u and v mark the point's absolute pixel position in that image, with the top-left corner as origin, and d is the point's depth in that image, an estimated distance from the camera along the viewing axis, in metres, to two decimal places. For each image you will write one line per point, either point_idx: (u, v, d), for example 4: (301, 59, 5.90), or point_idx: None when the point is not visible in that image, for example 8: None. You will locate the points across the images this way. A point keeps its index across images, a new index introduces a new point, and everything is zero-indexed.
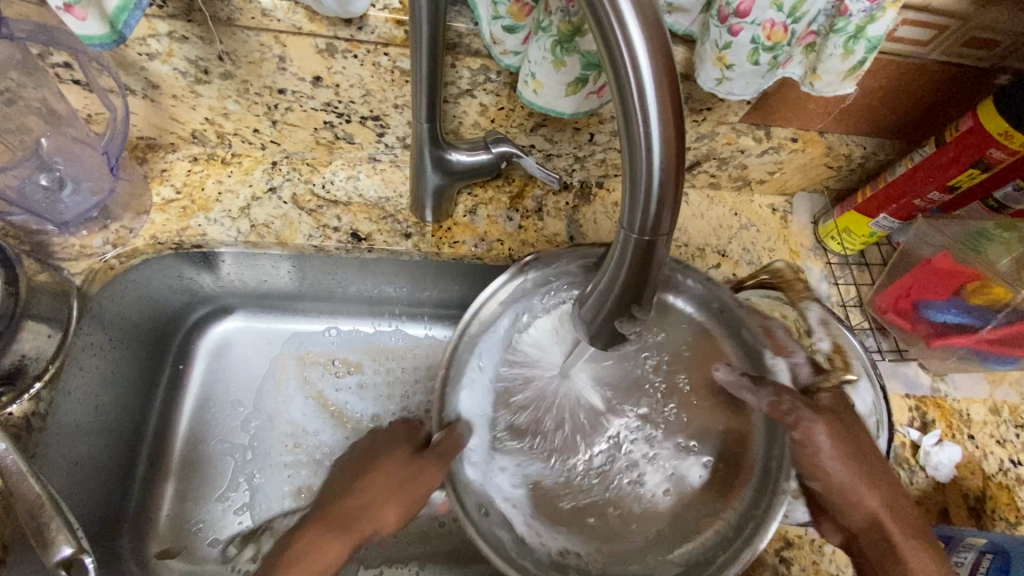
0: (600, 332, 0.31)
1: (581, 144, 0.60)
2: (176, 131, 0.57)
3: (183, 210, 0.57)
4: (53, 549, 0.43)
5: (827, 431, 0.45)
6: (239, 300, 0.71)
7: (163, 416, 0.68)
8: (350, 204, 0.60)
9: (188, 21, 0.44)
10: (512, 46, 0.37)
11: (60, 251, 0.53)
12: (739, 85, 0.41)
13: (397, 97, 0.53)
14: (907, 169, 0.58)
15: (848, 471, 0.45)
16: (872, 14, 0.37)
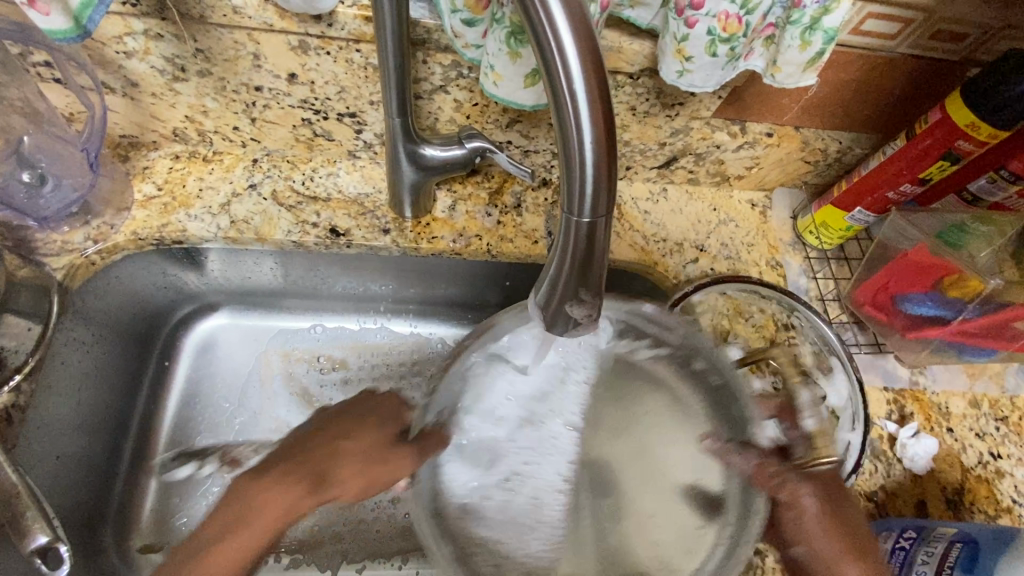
0: (553, 318, 0.32)
1: (557, 139, 0.61)
2: (156, 129, 0.58)
3: (164, 207, 0.58)
4: (28, 539, 0.44)
5: (812, 495, 0.47)
6: (224, 298, 0.72)
7: (148, 412, 0.69)
8: (329, 201, 0.61)
9: (162, 19, 0.45)
10: (473, 39, 0.38)
11: (43, 247, 0.54)
12: (700, 77, 0.42)
13: (372, 94, 0.53)
14: (879, 163, 0.59)
15: (832, 539, 0.46)
16: (825, 6, 0.37)
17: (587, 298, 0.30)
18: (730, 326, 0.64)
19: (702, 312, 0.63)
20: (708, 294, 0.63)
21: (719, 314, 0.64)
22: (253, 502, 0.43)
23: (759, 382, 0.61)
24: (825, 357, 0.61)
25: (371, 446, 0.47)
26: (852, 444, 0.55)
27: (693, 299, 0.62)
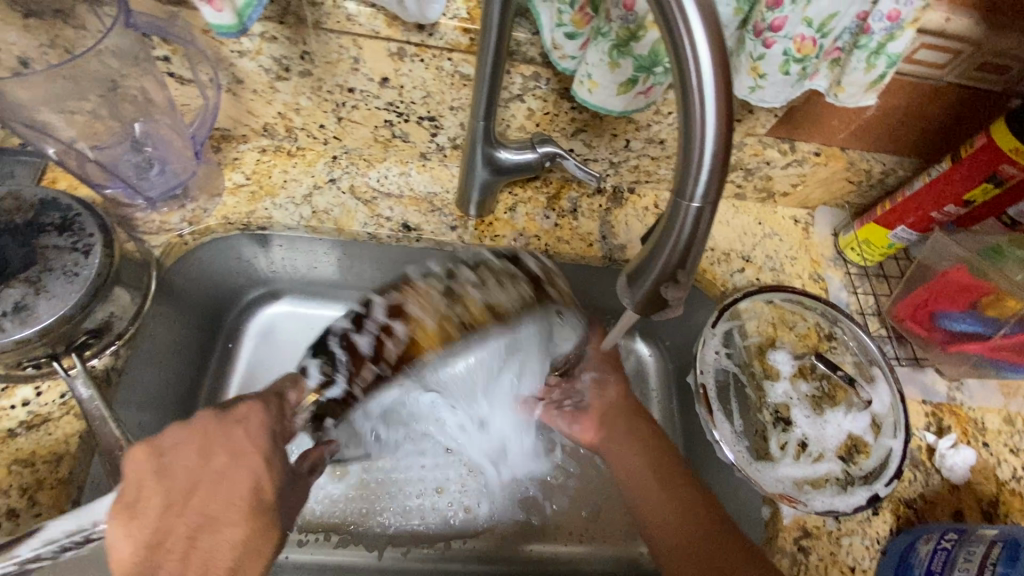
0: (646, 298, 0.35)
1: (616, 149, 0.65)
2: (250, 123, 0.63)
3: (252, 194, 0.63)
4: None
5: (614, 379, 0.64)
6: (288, 286, 0.76)
7: (213, 390, 0.72)
8: (401, 197, 0.66)
9: (280, 23, 0.50)
10: (570, 51, 0.42)
11: (143, 225, 0.59)
12: (770, 93, 0.45)
13: (454, 99, 0.58)
14: (925, 183, 0.62)
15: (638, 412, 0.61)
16: (892, 33, 0.41)
17: (682, 280, 0.34)
18: (776, 333, 0.67)
19: (747, 317, 0.67)
20: (754, 301, 0.66)
21: (765, 320, 0.67)
22: (247, 536, 0.36)
23: (805, 385, 0.65)
24: (866, 367, 0.63)
25: (248, 435, 0.40)
26: (894, 450, 0.57)
27: (741, 305, 0.66)
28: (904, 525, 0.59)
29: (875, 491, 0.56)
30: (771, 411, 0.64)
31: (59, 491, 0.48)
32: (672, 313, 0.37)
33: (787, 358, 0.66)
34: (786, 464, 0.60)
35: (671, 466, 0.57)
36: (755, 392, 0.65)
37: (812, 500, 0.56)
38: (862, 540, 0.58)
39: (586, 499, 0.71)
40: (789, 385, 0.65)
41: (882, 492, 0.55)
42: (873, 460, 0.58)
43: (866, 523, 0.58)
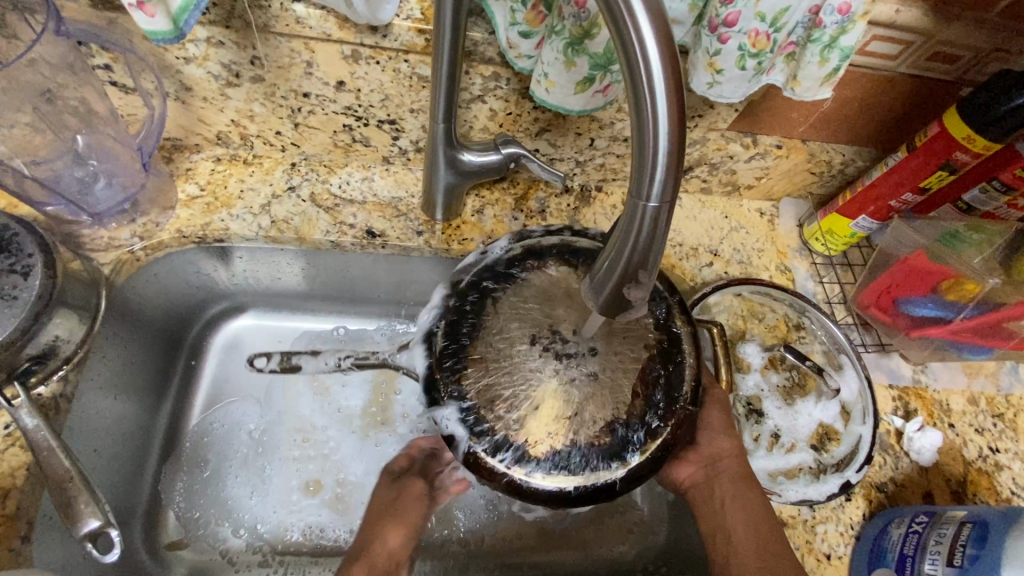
0: (609, 299, 0.35)
1: (581, 148, 0.64)
2: (202, 132, 0.60)
3: (207, 206, 0.60)
4: (81, 522, 0.45)
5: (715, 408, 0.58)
6: (252, 298, 0.73)
7: (176, 410, 0.69)
8: (365, 203, 0.64)
9: (226, 27, 0.48)
10: (526, 50, 0.42)
11: (90, 242, 0.56)
12: (728, 89, 0.46)
13: (414, 102, 0.57)
14: (883, 173, 0.63)
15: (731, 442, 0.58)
16: (843, 26, 0.41)
17: (643, 280, 0.33)
18: (746, 325, 0.67)
19: (717, 312, 0.67)
20: (724, 294, 0.67)
21: (734, 313, 0.67)
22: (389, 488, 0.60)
23: (775, 376, 0.65)
24: (834, 355, 0.64)
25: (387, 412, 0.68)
26: (864, 436, 0.59)
27: (710, 299, 0.66)
28: (877, 509, 0.59)
29: (846, 478, 0.57)
30: (744, 403, 0.64)
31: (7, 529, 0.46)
32: (637, 314, 0.36)
33: (757, 350, 0.66)
34: (761, 457, 0.61)
35: (775, 544, 0.52)
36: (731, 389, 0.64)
37: (786, 491, 0.58)
38: (836, 526, 0.58)
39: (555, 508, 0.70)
40: (759, 376, 0.65)
41: (852, 479, 0.57)
42: (843, 448, 0.60)
43: (839, 509, 0.59)
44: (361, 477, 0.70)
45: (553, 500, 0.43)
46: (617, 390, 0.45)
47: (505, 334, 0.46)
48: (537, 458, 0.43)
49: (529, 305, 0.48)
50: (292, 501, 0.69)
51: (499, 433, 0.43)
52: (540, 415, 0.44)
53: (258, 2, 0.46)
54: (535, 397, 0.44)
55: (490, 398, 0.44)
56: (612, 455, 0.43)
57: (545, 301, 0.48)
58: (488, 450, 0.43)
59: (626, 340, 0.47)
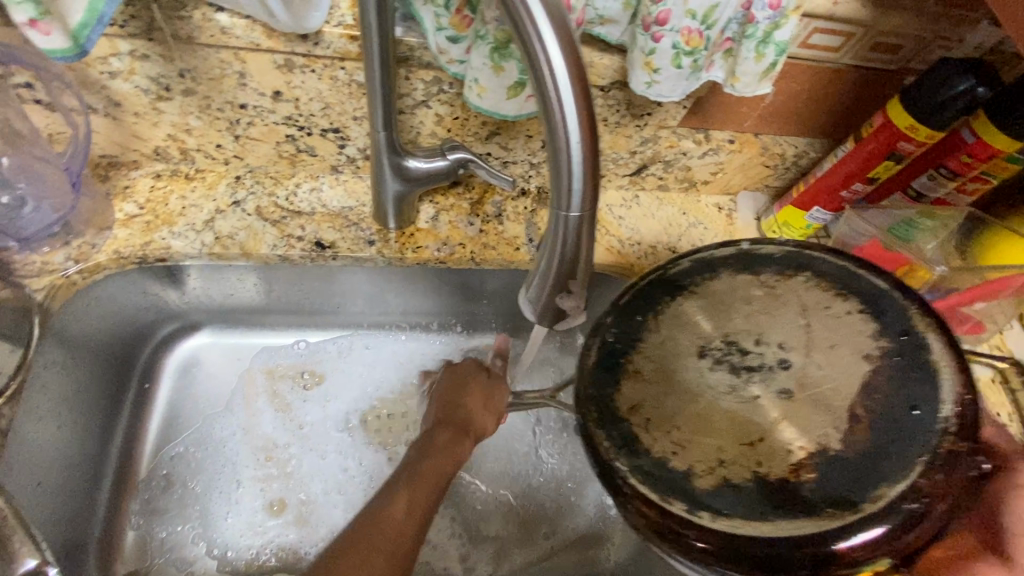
0: (543, 309, 0.34)
1: (534, 151, 0.63)
2: (138, 148, 0.58)
3: (146, 225, 0.58)
4: (18, 561, 0.43)
5: None
6: (206, 317, 0.70)
7: (128, 436, 0.66)
8: (313, 215, 0.62)
9: (148, 40, 0.46)
10: (457, 55, 0.41)
11: (21, 268, 0.54)
12: (667, 88, 0.45)
13: (356, 109, 0.55)
14: (833, 164, 0.63)
15: None
16: (776, 21, 0.41)
17: (575, 290, 0.33)
18: None
19: None
20: None
21: None
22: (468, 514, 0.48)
23: None
24: None
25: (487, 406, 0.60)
26: None
27: None
28: None
29: None
30: None
31: None
32: (576, 321, 0.36)
33: None
34: None
35: None
36: None
37: None
38: None
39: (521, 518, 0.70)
40: None
41: None
42: None
43: None
44: (320, 496, 0.69)
45: (739, 557, 0.34)
46: (824, 425, 0.38)
47: (674, 339, 0.42)
48: (702, 495, 0.36)
49: (701, 308, 0.44)
50: (257, 522, 0.67)
51: (654, 456, 0.38)
52: (709, 441, 0.38)
53: (179, 13, 0.44)
54: (706, 416, 0.39)
55: (646, 417, 0.40)
56: (814, 500, 0.35)
57: (720, 304, 0.43)
58: (638, 476, 0.37)
59: (842, 355, 0.40)
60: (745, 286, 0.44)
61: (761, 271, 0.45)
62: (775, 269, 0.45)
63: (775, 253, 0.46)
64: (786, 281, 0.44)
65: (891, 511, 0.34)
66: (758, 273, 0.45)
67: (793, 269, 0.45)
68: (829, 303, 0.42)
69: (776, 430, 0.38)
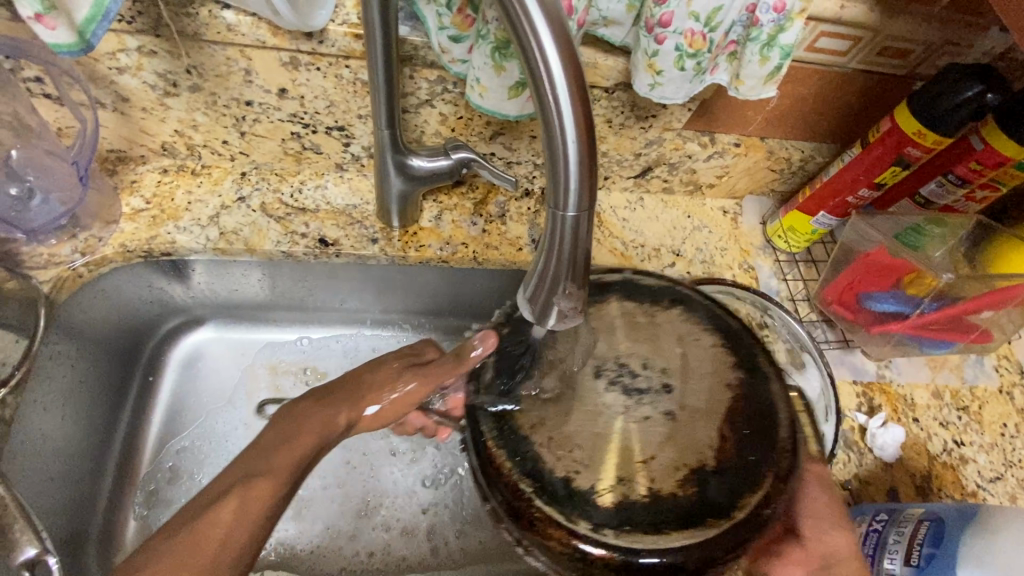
0: (540, 310, 0.34)
1: (538, 151, 0.63)
2: (145, 143, 0.59)
3: (152, 219, 0.59)
4: (17, 551, 0.44)
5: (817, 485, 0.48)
6: (210, 311, 0.71)
7: (131, 429, 0.67)
8: (318, 212, 0.63)
9: (156, 36, 0.47)
10: (459, 55, 0.41)
11: (28, 260, 0.55)
12: (670, 90, 0.45)
13: (361, 108, 0.55)
14: (840, 170, 0.63)
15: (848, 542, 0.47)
16: (781, 24, 0.41)
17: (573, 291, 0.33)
18: None
19: None
20: None
21: None
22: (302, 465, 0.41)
23: None
24: (798, 352, 0.65)
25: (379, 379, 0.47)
26: (826, 435, 0.58)
27: None
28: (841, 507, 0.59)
29: None
30: None
31: None
32: (573, 323, 0.36)
33: None
34: None
35: None
36: None
37: None
38: None
39: None
40: None
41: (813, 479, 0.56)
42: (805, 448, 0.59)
43: None
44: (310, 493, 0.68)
45: (629, 569, 0.36)
46: (697, 440, 0.41)
47: (569, 356, 0.44)
48: (601, 512, 0.38)
49: (603, 334, 0.46)
50: None
51: (555, 475, 0.39)
52: (611, 460, 0.40)
53: (186, 10, 0.45)
54: (606, 436, 0.41)
55: (547, 435, 0.41)
56: (698, 512, 0.38)
57: (616, 329, 0.46)
58: (542, 496, 0.38)
59: (710, 380, 0.43)
60: (633, 311, 0.47)
61: (656, 299, 0.48)
62: (665, 297, 0.48)
63: (660, 284, 0.49)
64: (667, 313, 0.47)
65: (754, 515, 0.38)
66: (640, 303, 0.47)
67: (671, 301, 0.48)
68: (687, 334, 0.46)
69: (663, 448, 0.40)
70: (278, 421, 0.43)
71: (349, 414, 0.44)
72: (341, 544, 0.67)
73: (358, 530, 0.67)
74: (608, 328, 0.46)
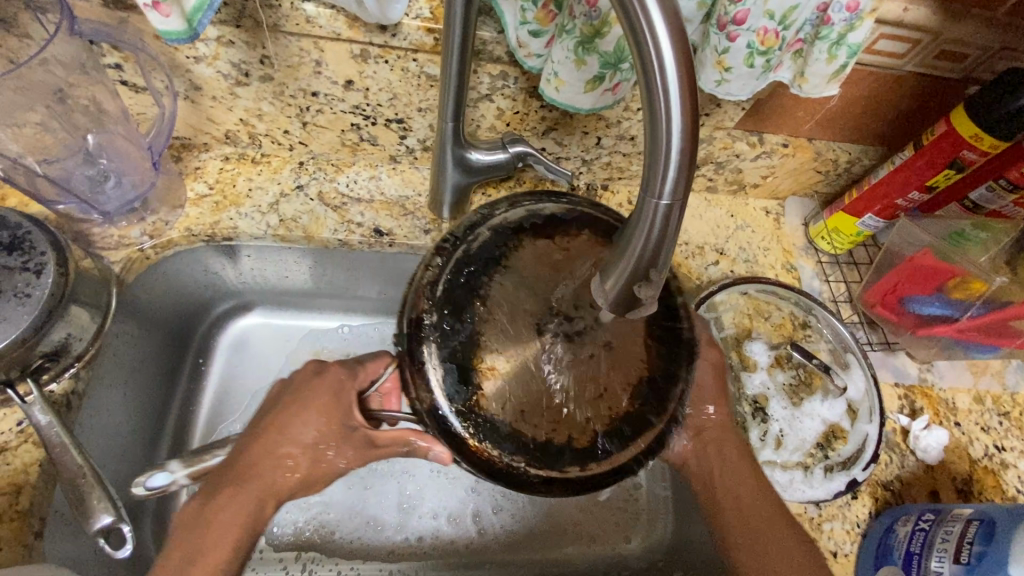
0: (618, 297, 0.35)
1: (588, 147, 0.64)
2: (211, 131, 0.61)
3: (216, 205, 0.61)
4: (93, 518, 0.45)
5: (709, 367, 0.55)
6: (259, 297, 0.73)
7: (183, 406, 0.69)
8: (372, 202, 0.64)
9: (236, 27, 0.48)
10: (536, 49, 0.42)
11: (100, 241, 0.57)
12: (736, 86, 0.46)
13: (422, 101, 0.57)
14: (889, 172, 0.63)
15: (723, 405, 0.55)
16: (852, 23, 0.42)
17: (655, 278, 0.33)
18: (751, 324, 0.66)
19: (723, 310, 0.66)
20: (729, 293, 0.67)
21: (740, 312, 0.67)
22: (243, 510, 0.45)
23: (781, 375, 0.64)
24: (840, 353, 0.64)
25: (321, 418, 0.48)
26: (870, 435, 0.58)
27: (716, 297, 0.66)
28: (883, 506, 0.60)
29: (854, 475, 0.57)
30: (749, 402, 0.62)
31: (21, 524, 0.46)
32: (647, 312, 0.36)
33: (763, 349, 0.65)
34: (766, 455, 0.60)
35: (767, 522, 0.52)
36: (733, 385, 0.63)
37: (796, 491, 0.58)
38: (843, 524, 0.58)
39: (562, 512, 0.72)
40: (766, 375, 0.64)
41: (860, 477, 0.57)
42: (850, 446, 0.59)
43: (845, 507, 0.59)
44: (337, 492, 0.69)
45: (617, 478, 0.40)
46: (631, 355, 0.41)
47: (511, 328, 0.41)
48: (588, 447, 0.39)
49: (518, 285, 0.42)
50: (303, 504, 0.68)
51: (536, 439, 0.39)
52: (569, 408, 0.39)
53: (268, 2, 0.46)
54: (566, 390, 0.40)
55: (518, 410, 0.40)
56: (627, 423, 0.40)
57: (530, 274, 0.42)
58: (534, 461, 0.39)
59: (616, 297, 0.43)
60: (547, 252, 0.43)
61: (556, 224, 0.45)
62: (567, 221, 0.45)
63: (525, 218, 0.46)
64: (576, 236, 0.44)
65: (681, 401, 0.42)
66: (552, 238, 0.44)
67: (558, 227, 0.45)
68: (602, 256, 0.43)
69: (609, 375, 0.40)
70: (194, 525, 0.44)
71: (277, 501, 0.46)
72: (386, 532, 0.69)
73: (404, 523, 0.69)
74: (527, 284, 0.42)
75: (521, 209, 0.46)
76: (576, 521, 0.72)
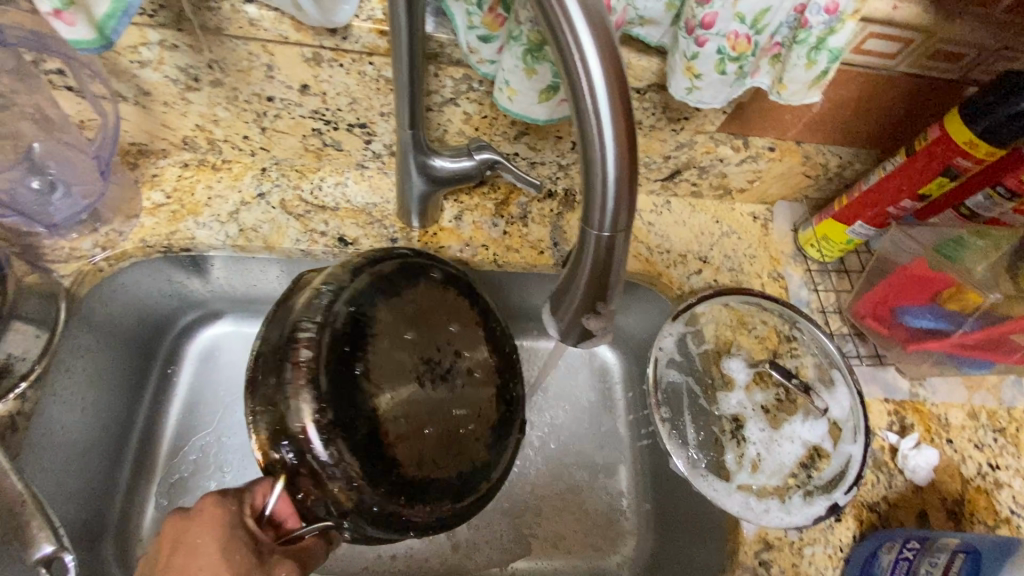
0: (568, 328, 0.33)
1: (563, 152, 0.61)
2: (167, 137, 0.58)
3: (172, 214, 0.58)
4: (34, 547, 0.44)
5: None
6: (227, 305, 0.71)
7: (150, 418, 0.67)
8: (337, 210, 0.62)
9: (178, 30, 0.46)
10: (488, 55, 0.39)
11: (50, 254, 0.54)
12: (709, 94, 0.43)
13: (383, 105, 0.54)
14: (880, 178, 0.60)
15: None
16: (831, 26, 0.38)
17: (604, 311, 0.31)
18: (733, 337, 0.64)
19: (704, 322, 0.64)
20: (711, 304, 0.64)
21: (723, 324, 0.64)
22: None
23: (760, 394, 0.61)
24: (826, 368, 0.61)
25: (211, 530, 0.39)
26: (853, 456, 0.56)
27: (697, 309, 0.63)
28: (868, 530, 0.57)
29: (835, 499, 0.54)
30: (727, 421, 0.60)
31: None
32: (601, 342, 0.34)
33: (742, 366, 0.63)
34: (742, 479, 0.57)
35: None
36: (709, 404, 0.61)
37: (793, 513, 0.54)
38: (825, 548, 0.56)
39: (540, 530, 0.69)
40: (743, 395, 0.61)
41: (841, 501, 0.54)
42: (833, 468, 0.56)
43: (829, 530, 0.56)
44: None
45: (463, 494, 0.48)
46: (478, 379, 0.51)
47: (401, 402, 0.45)
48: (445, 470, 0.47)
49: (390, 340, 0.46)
50: None
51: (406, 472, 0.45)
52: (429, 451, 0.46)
53: (206, 4, 0.43)
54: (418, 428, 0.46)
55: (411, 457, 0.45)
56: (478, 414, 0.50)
57: (393, 327, 0.47)
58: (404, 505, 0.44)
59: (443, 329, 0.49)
60: (403, 307, 0.48)
61: (393, 287, 0.49)
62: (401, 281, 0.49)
63: (371, 283, 0.48)
64: (419, 289, 0.50)
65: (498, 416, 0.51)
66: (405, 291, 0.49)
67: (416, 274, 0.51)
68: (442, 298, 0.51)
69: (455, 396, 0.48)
70: None
71: None
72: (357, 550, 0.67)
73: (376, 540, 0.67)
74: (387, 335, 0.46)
75: (363, 275, 0.48)
76: (553, 544, 0.68)
